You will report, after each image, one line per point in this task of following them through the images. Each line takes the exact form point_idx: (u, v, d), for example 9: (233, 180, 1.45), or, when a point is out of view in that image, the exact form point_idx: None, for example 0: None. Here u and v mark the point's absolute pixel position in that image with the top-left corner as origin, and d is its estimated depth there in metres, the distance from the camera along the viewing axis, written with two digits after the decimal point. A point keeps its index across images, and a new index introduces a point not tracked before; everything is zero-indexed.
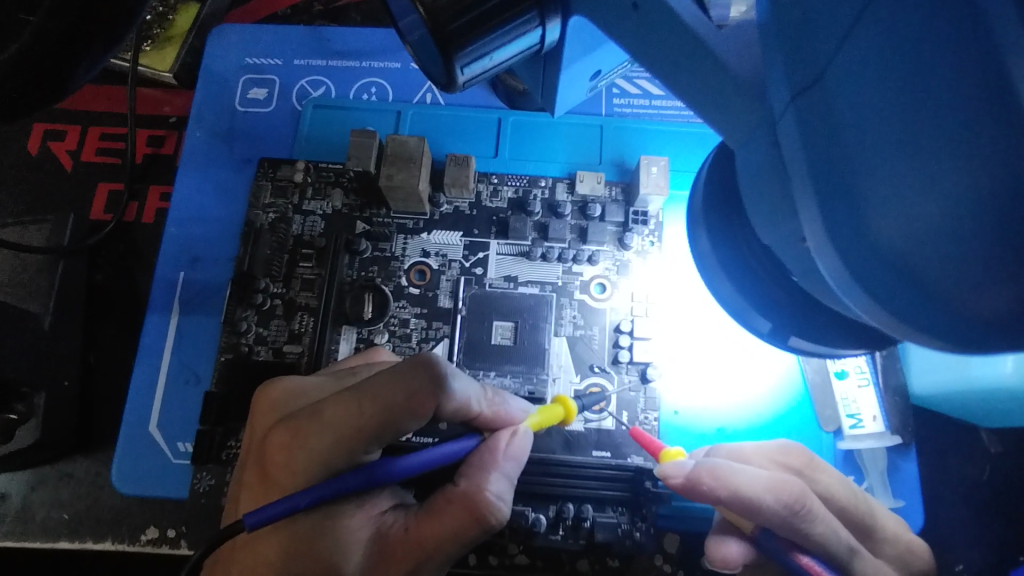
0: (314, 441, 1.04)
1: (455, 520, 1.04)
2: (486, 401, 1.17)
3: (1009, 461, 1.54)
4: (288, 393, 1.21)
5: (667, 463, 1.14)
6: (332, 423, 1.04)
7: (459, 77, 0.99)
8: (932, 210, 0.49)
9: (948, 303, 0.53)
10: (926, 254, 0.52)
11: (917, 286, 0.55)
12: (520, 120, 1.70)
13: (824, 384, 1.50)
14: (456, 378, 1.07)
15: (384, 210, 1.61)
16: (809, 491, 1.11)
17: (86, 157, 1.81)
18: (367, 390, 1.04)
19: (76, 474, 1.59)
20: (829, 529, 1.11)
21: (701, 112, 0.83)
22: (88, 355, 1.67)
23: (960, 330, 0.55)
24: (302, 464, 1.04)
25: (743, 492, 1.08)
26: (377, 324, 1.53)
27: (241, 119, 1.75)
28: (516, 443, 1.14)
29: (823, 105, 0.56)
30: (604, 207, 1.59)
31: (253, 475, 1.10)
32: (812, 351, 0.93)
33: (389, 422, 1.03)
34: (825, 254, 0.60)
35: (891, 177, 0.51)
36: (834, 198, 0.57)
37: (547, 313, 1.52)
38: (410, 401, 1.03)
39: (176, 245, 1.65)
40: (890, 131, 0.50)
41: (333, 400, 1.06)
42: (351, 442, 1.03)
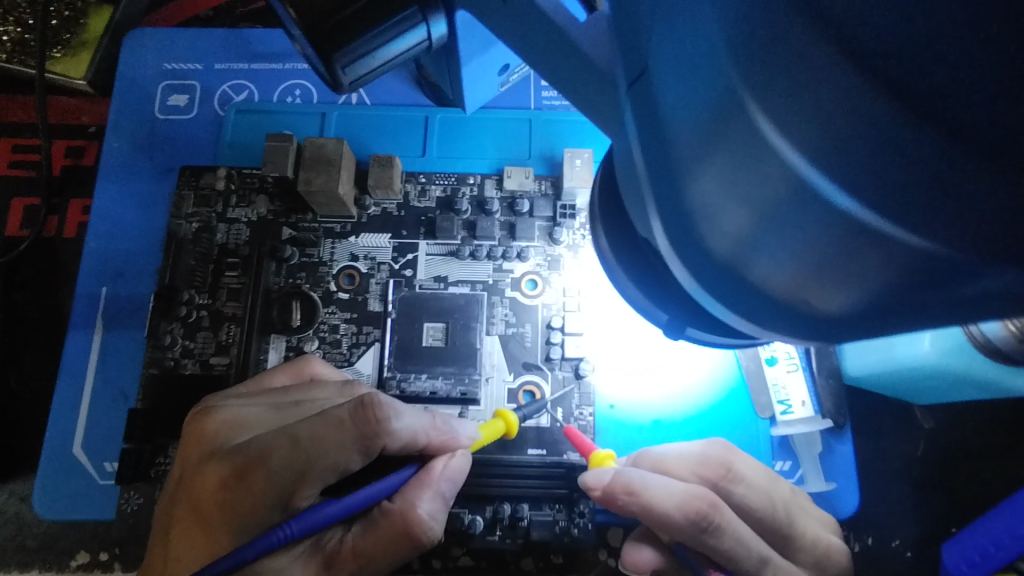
0: (261, 485, 1.03)
1: (389, 536, 1.10)
2: (434, 430, 1.16)
3: (942, 435, 1.56)
4: (227, 425, 1.16)
5: (588, 474, 1.12)
6: (277, 465, 1.04)
7: (344, 78, 0.96)
8: (750, 218, 0.47)
9: (789, 302, 0.52)
10: (758, 261, 0.50)
11: (759, 292, 0.53)
12: (447, 116, 1.67)
13: (757, 371, 1.50)
14: (399, 417, 1.07)
15: (310, 215, 1.58)
16: (721, 504, 1.07)
17: (1, 171, 1.75)
18: (314, 430, 1.05)
19: (1, 501, 1.54)
20: (739, 543, 1.06)
21: (578, 106, 0.80)
22: (10, 377, 1.62)
23: (811, 322, 0.54)
24: (246, 502, 1.03)
25: (655, 507, 1.07)
26: (306, 332, 1.50)
27: (161, 127, 1.70)
28: (453, 465, 1.17)
29: (650, 96, 0.54)
30: (533, 202, 1.57)
31: (188, 509, 1.08)
32: (714, 341, 0.91)
33: (335, 462, 1.05)
34: (678, 259, 0.59)
35: (710, 187, 0.48)
36: (669, 209, 0.54)
37: (477, 312, 1.50)
38: (358, 441, 1.05)
39: (97, 260, 1.60)
40: (702, 139, 0.47)
41: (281, 441, 1.05)
42: (297, 484, 1.04)
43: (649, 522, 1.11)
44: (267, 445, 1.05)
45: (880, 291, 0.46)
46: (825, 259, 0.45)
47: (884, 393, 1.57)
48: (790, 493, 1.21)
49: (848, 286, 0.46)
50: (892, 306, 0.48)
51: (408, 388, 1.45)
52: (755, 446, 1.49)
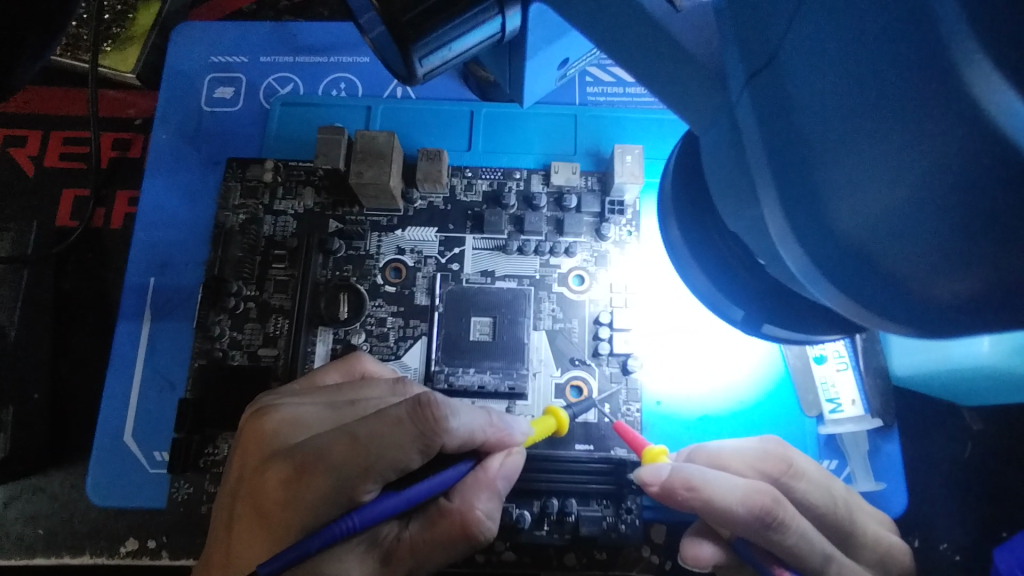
0: (320, 484, 0.96)
1: (446, 535, 1.07)
2: (491, 428, 1.13)
3: (990, 438, 1.54)
4: (283, 424, 1.09)
5: (644, 470, 1.13)
6: (337, 463, 0.97)
7: (418, 69, 0.97)
8: (888, 193, 0.47)
9: (908, 288, 0.52)
10: (886, 241, 0.50)
11: (877, 273, 0.53)
12: (493, 112, 1.67)
13: (804, 368, 1.50)
14: (457, 415, 1.03)
15: (357, 208, 1.58)
16: (783, 500, 1.07)
17: (49, 162, 1.76)
18: (374, 427, 0.99)
19: (50, 488, 1.56)
20: (803, 540, 1.06)
21: (666, 101, 0.80)
22: (59, 366, 1.63)
23: (924, 313, 0.54)
24: (307, 503, 0.96)
25: (717, 503, 1.06)
26: (353, 324, 1.50)
27: (208, 119, 1.71)
28: (509, 463, 1.14)
29: (777, 83, 0.55)
30: (580, 198, 1.56)
31: (248, 507, 1.01)
32: (789, 338, 0.91)
33: (396, 460, 0.98)
34: (787, 242, 0.59)
35: (848, 162, 0.49)
36: (793, 185, 0.55)
37: (525, 307, 1.50)
38: (418, 438, 1.00)
39: (145, 251, 1.62)
40: (845, 112, 0.48)
41: (340, 439, 0.99)
42: (357, 482, 0.96)
43: (709, 518, 1.10)
44: (326, 443, 0.99)
45: (1015, 279, 0.46)
46: (963, 242, 0.45)
47: (930, 395, 1.56)
48: (845, 491, 1.20)
49: (977, 272, 0.46)
50: (1013, 300, 0.48)
51: (456, 382, 1.45)
52: (803, 445, 1.47)
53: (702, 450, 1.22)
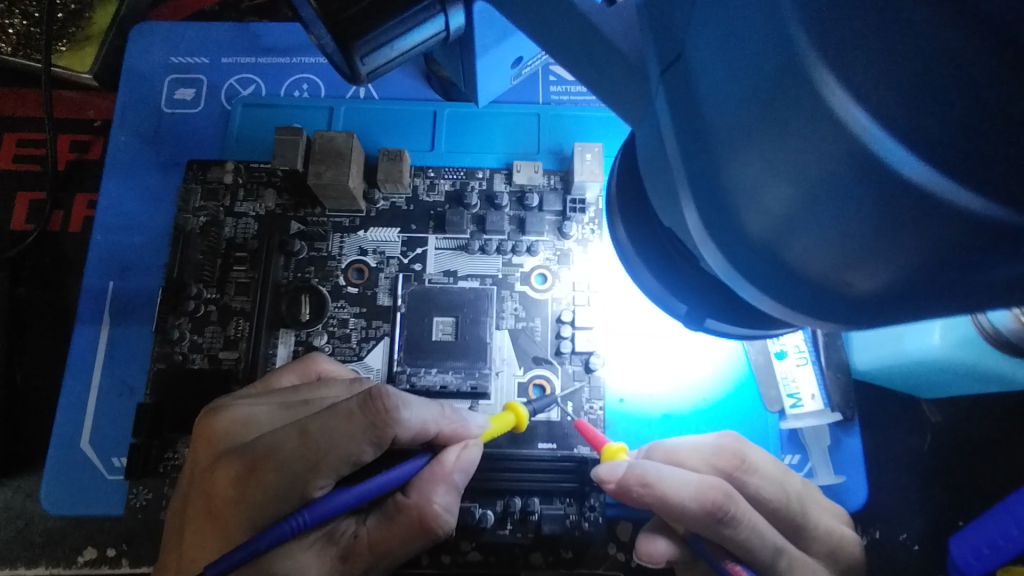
0: (271, 480, 0.96)
1: (405, 530, 1.07)
2: (444, 420, 1.12)
3: (949, 429, 1.57)
4: (235, 424, 1.10)
5: (603, 467, 1.13)
6: (287, 459, 0.97)
7: (362, 69, 0.97)
8: (787, 193, 0.48)
9: (817, 283, 0.53)
10: (791, 239, 0.51)
11: (787, 270, 0.54)
12: (456, 111, 1.67)
13: (766, 364, 1.50)
14: (409, 407, 1.02)
15: (318, 209, 1.57)
16: (736, 495, 1.08)
17: (4, 166, 1.73)
18: (324, 422, 0.99)
19: (6, 498, 1.53)
20: (755, 535, 1.07)
21: (601, 97, 0.80)
22: (16, 373, 1.61)
23: (835, 305, 0.55)
24: (257, 501, 0.96)
25: (669, 498, 1.07)
26: (315, 326, 1.49)
27: (168, 120, 1.69)
28: (465, 457, 1.10)
29: (690, 79, 0.55)
30: (542, 197, 1.56)
31: (197, 508, 1.01)
32: (733, 332, 0.92)
33: (347, 453, 0.98)
34: (705, 241, 0.59)
35: (750, 163, 0.49)
36: (703, 185, 0.56)
37: (487, 306, 1.50)
38: (370, 431, 0.99)
39: (104, 255, 1.59)
40: (744, 114, 0.48)
41: (290, 435, 0.99)
42: (309, 476, 0.97)
43: (664, 514, 1.11)
44: (276, 439, 0.99)
45: (912, 272, 0.47)
46: (859, 238, 0.46)
47: (890, 387, 1.57)
48: (801, 484, 1.20)
49: (877, 265, 0.48)
50: (916, 292, 0.49)
51: (418, 382, 1.44)
52: (764, 439, 1.49)
53: (661, 446, 1.22)
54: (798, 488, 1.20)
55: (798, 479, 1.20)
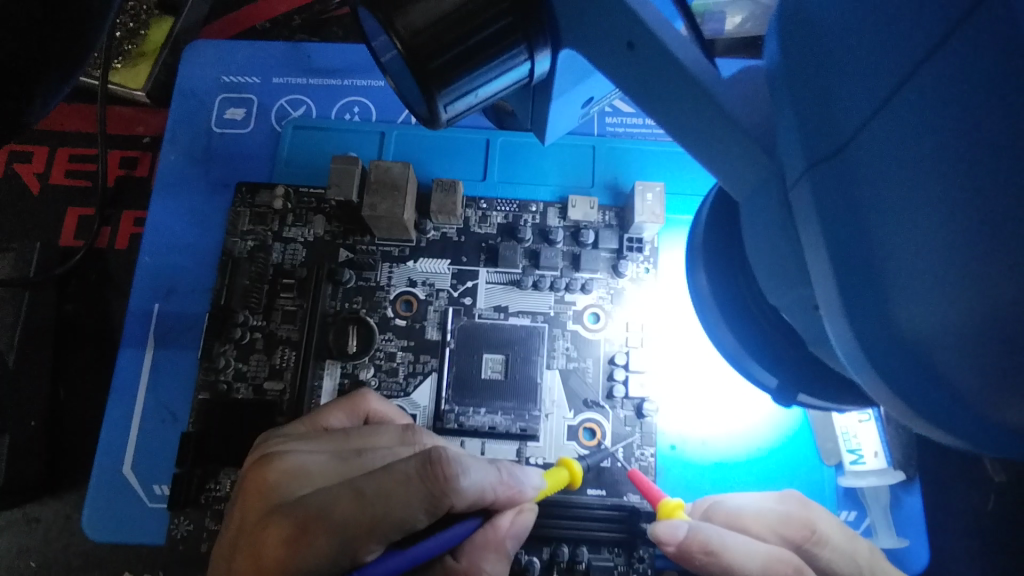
0: (321, 544, 0.90)
1: None
2: (502, 485, 1.03)
3: (1012, 491, 1.51)
4: (286, 474, 1.01)
5: (660, 527, 1.08)
6: (341, 521, 0.90)
7: (442, 114, 0.94)
8: (948, 305, 0.42)
9: (968, 404, 0.45)
10: (946, 348, 0.44)
11: (936, 378, 0.46)
12: (509, 141, 1.64)
13: (824, 417, 1.43)
14: (468, 472, 0.97)
15: (368, 237, 1.55)
16: (805, 567, 1.04)
17: (54, 180, 1.74)
18: (381, 484, 0.93)
19: (45, 517, 1.53)
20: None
21: (706, 164, 0.75)
22: (59, 391, 1.61)
23: (973, 431, 0.46)
24: (306, 566, 0.90)
25: (735, 569, 1.03)
26: (362, 359, 1.46)
27: (218, 140, 1.67)
28: (519, 522, 1.06)
29: (845, 176, 0.48)
30: (598, 234, 1.53)
31: (244, 562, 0.94)
32: (818, 407, 0.88)
33: (402, 521, 0.91)
34: (837, 325, 0.52)
35: (913, 266, 0.44)
36: (849, 272, 0.49)
37: (538, 345, 1.46)
38: (426, 499, 0.93)
39: (151, 276, 1.58)
40: (915, 214, 0.43)
41: (344, 494, 0.92)
42: (360, 541, 0.90)
43: None
44: (327, 500, 0.92)
45: None
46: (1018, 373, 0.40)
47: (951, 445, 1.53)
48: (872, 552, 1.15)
49: None
50: None
51: (467, 422, 1.41)
52: (820, 495, 1.42)
53: (721, 508, 1.17)
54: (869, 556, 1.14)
55: (865, 542, 1.16)
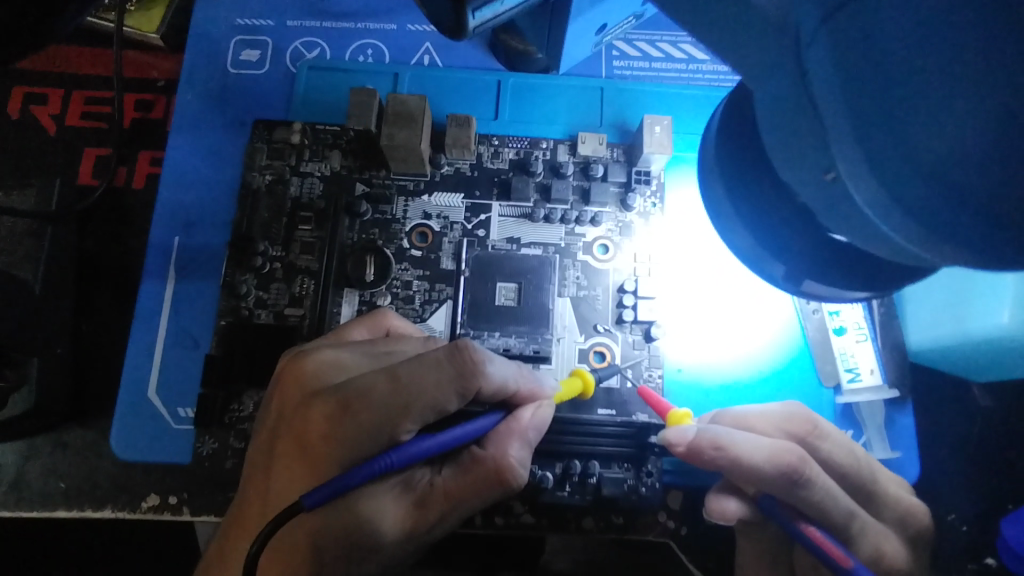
0: (362, 420, 0.99)
1: (480, 480, 1.09)
2: (522, 378, 1.15)
3: (999, 414, 1.60)
4: (323, 366, 1.10)
5: (670, 431, 1.15)
6: (378, 402, 1.00)
7: (470, 22, 0.98)
8: (966, 130, 0.49)
9: (970, 205, 0.52)
10: (967, 168, 0.51)
11: (960, 200, 0.52)
12: (520, 82, 1.69)
13: (824, 340, 1.51)
14: (492, 361, 1.07)
15: (384, 171, 1.59)
16: (808, 458, 1.09)
17: (69, 121, 1.77)
18: (413, 370, 1.02)
19: (73, 443, 1.58)
20: (830, 497, 1.08)
21: None
22: (81, 323, 1.67)
23: (979, 232, 0.53)
24: (347, 439, 0.99)
25: (744, 461, 1.09)
26: (379, 287, 1.51)
27: (234, 80, 1.71)
28: (539, 416, 1.15)
29: (867, 32, 0.54)
30: (607, 168, 1.58)
31: (288, 442, 1.03)
32: (822, 296, 0.96)
33: (434, 400, 1.01)
34: (859, 175, 0.55)
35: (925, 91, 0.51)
36: (867, 113, 0.53)
37: (550, 273, 1.52)
38: (456, 382, 1.03)
39: (170, 210, 1.61)
40: (918, 46, 0.51)
41: (380, 379, 1.01)
42: (397, 419, 1.00)
43: (736, 477, 1.13)
44: (365, 383, 1.01)
45: None
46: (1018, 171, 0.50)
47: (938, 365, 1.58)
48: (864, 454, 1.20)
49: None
50: None
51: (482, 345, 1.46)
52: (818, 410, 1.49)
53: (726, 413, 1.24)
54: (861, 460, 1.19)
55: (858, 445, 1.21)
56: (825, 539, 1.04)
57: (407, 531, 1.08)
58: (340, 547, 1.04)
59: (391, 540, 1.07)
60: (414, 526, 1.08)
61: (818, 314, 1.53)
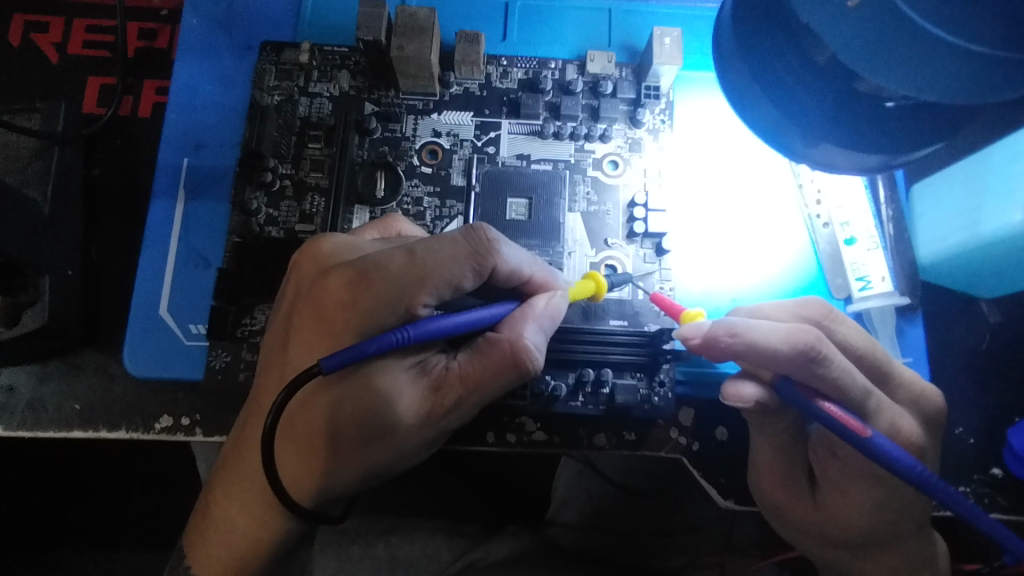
0: (380, 288, 1.06)
1: (496, 362, 1.09)
2: (537, 267, 1.23)
3: (1006, 328, 1.61)
4: (339, 247, 1.20)
5: (684, 326, 1.10)
6: (395, 273, 1.07)
7: None
8: None
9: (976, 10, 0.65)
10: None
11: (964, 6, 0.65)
12: (528, 4, 1.68)
13: (835, 253, 1.52)
14: (507, 245, 1.16)
15: (393, 91, 1.59)
16: (824, 337, 1.04)
17: (73, 50, 1.76)
18: (430, 246, 1.10)
19: (84, 366, 1.58)
20: (847, 373, 1.05)
21: None
22: (90, 249, 1.66)
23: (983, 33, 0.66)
24: (366, 306, 1.06)
25: (760, 343, 1.02)
26: (390, 204, 1.51)
27: (240, 5, 1.70)
28: (553, 304, 1.18)
29: None
30: (616, 84, 1.58)
31: (307, 315, 1.10)
32: (843, 164, 0.97)
33: (450, 274, 1.09)
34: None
35: None
36: None
37: (560, 188, 1.52)
38: (472, 259, 1.11)
39: (178, 132, 1.61)
40: None
41: (397, 254, 1.09)
42: (414, 291, 1.08)
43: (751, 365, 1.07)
44: (384, 257, 1.09)
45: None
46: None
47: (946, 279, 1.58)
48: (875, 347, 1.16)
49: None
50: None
51: None
52: None
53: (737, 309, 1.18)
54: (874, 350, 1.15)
55: None
56: (843, 414, 0.97)
57: (422, 415, 1.10)
58: (355, 422, 1.08)
59: (406, 422, 1.09)
60: (430, 408, 1.10)
61: (829, 228, 1.53)
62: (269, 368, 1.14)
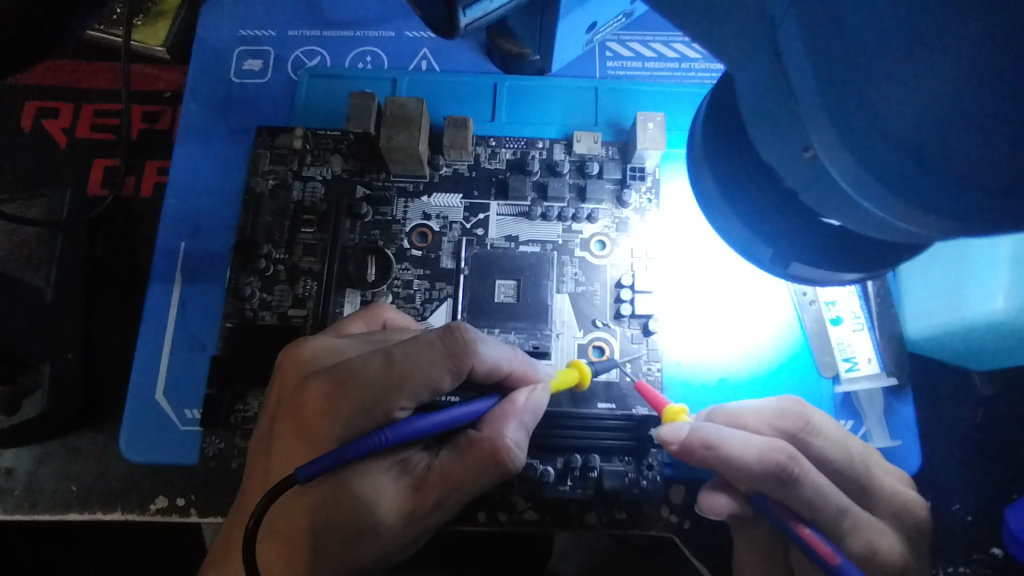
0: (357, 396, 1.08)
1: (477, 461, 1.10)
2: (516, 361, 1.23)
3: (1000, 402, 1.60)
4: (320, 351, 1.22)
5: (664, 429, 1.17)
6: (371, 379, 1.09)
7: (460, 21, 1.01)
8: (920, 112, 0.53)
9: (949, 176, 0.55)
10: (941, 141, 0.54)
11: (927, 172, 0.56)
12: (515, 84, 1.72)
13: (821, 331, 1.53)
14: (485, 342, 1.15)
15: (384, 174, 1.63)
16: (798, 456, 1.12)
17: (80, 134, 1.82)
18: (406, 349, 1.11)
19: (82, 447, 1.60)
20: (819, 494, 1.12)
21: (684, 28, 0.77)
22: (91, 329, 1.71)
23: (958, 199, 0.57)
24: (342, 413, 1.08)
25: (733, 459, 1.11)
26: (380, 287, 1.54)
27: (238, 89, 1.76)
28: (534, 398, 1.18)
29: (831, 19, 0.59)
30: (602, 164, 1.61)
31: (286, 425, 1.12)
32: (811, 277, 0.97)
33: (427, 377, 1.10)
34: (832, 151, 0.61)
35: (895, 80, 0.54)
36: (837, 99, 0.59)
37: (548, 270, 1.54)
38: (450, 360, 1.12)
39: (177, 216, 1.65)
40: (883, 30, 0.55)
41: (374, 359, 1.11)
42: (391, 396, 1.09)
43: (728, 476, 1.15)
44: (361, 362, 1.11)
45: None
46: (1003, 131, 0.51)
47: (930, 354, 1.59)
48: (848, 458, 1.23)
49: (995, 156, 0.53)
50: None
51: None
52: (819, 403, 1.50)
53: (718, 411, 1.27)
54: (843, 464, 1.22)
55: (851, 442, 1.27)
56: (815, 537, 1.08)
57: (404, 515, 1.10)
58: (337, 526, 1.08)
59: (389, 523, 1.09)
60: (412, 510, 1.10)
61: (816, 305, 1.55)
62: (253, 471, 1.15)
